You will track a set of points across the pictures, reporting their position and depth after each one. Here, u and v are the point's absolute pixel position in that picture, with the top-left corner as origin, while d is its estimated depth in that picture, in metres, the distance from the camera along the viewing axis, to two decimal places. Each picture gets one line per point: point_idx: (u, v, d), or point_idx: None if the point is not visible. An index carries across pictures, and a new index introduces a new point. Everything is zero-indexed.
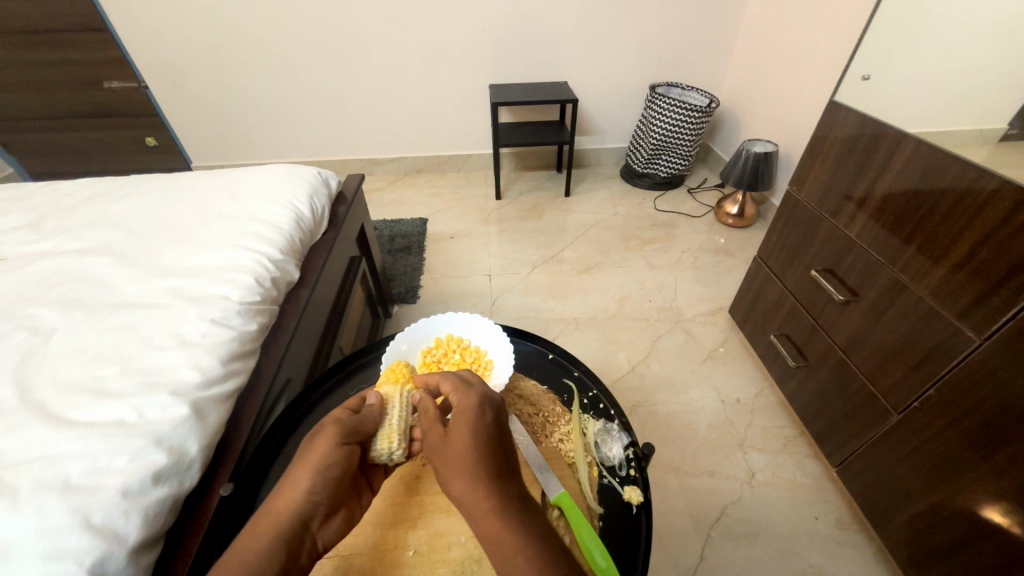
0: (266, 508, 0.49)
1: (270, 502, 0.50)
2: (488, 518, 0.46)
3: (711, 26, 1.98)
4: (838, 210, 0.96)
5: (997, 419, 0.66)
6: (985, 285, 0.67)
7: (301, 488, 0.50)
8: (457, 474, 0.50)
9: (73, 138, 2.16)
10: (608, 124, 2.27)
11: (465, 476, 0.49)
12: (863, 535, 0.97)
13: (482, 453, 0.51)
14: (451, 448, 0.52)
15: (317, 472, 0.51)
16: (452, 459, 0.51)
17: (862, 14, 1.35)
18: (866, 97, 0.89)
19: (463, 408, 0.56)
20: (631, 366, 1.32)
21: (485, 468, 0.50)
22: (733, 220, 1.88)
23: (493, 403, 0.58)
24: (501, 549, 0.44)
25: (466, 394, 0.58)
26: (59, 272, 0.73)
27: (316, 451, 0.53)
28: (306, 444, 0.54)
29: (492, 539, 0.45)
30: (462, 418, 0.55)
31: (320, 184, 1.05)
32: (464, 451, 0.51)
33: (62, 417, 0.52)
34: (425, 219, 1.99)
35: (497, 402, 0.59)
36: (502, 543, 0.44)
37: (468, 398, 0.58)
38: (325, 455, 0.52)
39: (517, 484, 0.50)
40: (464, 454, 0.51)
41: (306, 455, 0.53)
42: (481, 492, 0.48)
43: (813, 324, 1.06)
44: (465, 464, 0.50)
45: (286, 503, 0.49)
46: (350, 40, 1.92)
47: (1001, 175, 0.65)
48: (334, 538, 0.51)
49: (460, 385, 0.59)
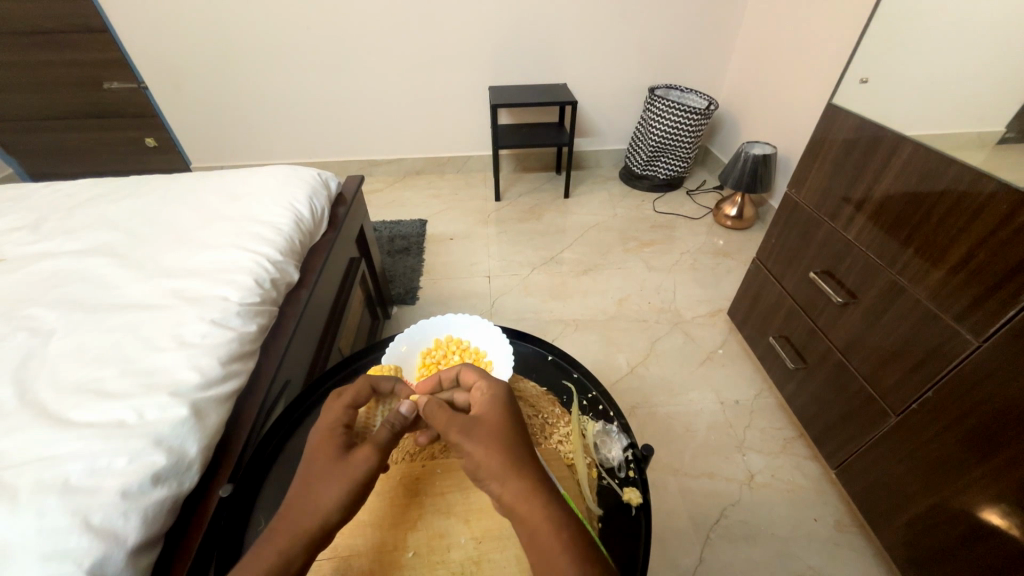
0: (300, 514, 0.48)
1: (306, 506, 0.48)
2: (525, 502, 0.47)
3: (710, 29, 1.99)
4: (837, 212, 0.96)
5: (996, 420, 0.66)
6: (984, 287, 0.68)
7: (341, 500, 0.49)
8: (490, 459, 0.50)
9: (72, 139, 2.16)
10: (607, 126, 2.28)
11: (500, 460, 0.49)
12: (861, 536, 0.97)
13: (510, 438, 0.52)
14: (478, 434, 0.52)
15: (359, 485, 0.51)
16: (480, 449, 0.50)
17: (858, 16, 1.36)
18: (864, 102, 0.90)
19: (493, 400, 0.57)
20: (631, 367, 1.33)
21: (513, 451, 0.50)
22: (732, 222, 1.88)
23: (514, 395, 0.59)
24: (540, 533, 0.45)
25: (491, 384, 0.59)
26: (58, 273, 0.72)
27: (358, 465, 0.52)
28: (343, 463, 0.52)
29: (531, 523, 0.46)
30: (489, 408, 0.56)
31: (321, 186, 1.05)
32: (493, 436, 0.52)
33: (62, 418, 0.52)
34: (425, 220, 1.99)
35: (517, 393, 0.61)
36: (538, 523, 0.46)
37: (493, 389, 0.58)
38: (363, 467, 0.52)
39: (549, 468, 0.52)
40: (492, 443, 0.51)
41: (341, 475, 0.51)
42: (516, 477, 0.48)
43: (812, 327, 1.06)
44: (500, 454, 0.50)
45: (324, 510, 0.48)
46: (350, 41, 1.93)
47: (998, 178, 0.65)
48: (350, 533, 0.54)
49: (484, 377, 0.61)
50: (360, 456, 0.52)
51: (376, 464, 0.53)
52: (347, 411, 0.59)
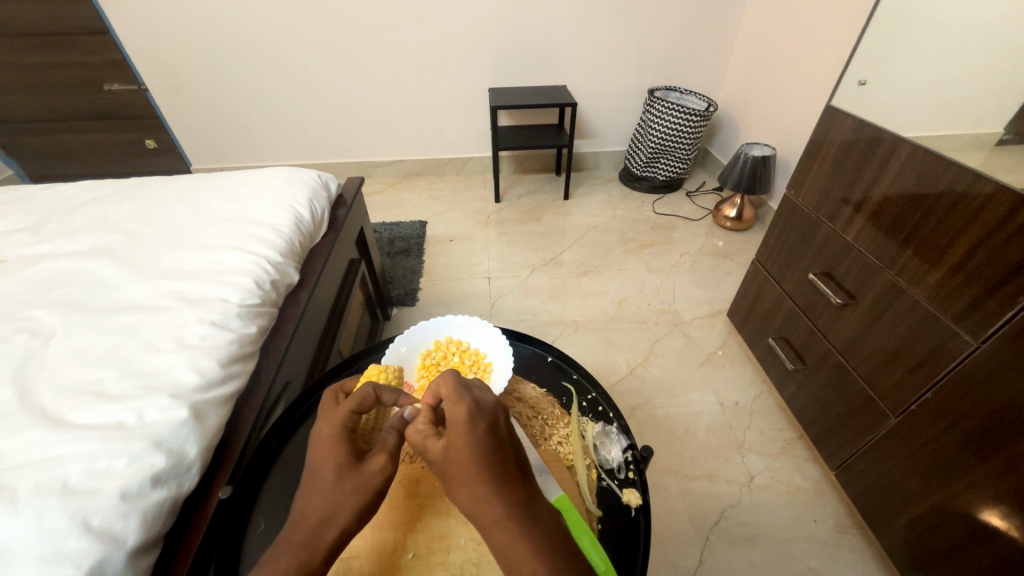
0: (321, 520, 0.50)
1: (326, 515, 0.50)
2: (497, 528, 0.47)
3: (709, 31, 1.99)
4: (835, 213, 0.96)
5: (995, 421, 0.66)
6: (982, 289, 0.68)
7: (360, 507, 0.51)
8: (460, 489, 0.50)
9: (72, 141, 2.16)
10: (606, 127, 2.28)
11: (471, 489, 0.49)
12: (861, 537, 0.97)
13: (479, 463, 0.50)
14: (450, 461, 0.51)
15: (373, 494, 0.52)
16: (455, 478, 0.51)
17: (857, 17, 1.36)
18: (861, 104, 0.91)
19: (455, 426, 0.53)
20: (630, 369, 1.33)
21: (483, 477, 0.49)
22: (731, 224, 1.89)
23: (483, 414, 0.54)
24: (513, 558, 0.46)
25: (456, 401, 0.55)
26: (58, 275, 0.73)
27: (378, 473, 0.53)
28: (356, 472, 0.53)
29: (501, 549, 0.47)
30: (452, 434, 0.52)
31: (320, 187, 1.05)
32: (461, 464, 0.50)
33: (61, 419, 0.52)
34: (425, 222, 2.00)
35: (489, 408, 0.55)
36: (510, 549, 0.46)
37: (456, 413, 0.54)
38: (379, 477, 0.53)
39: (525, 490, 0.50)
40: (462, 471, 0.50)
41: (357, 483, 0.52)
42: (488, 503, 0.48)
43: (811, 328, 1.06)
44: (463, 495, 0.50)
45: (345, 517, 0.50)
46: (349, 43, 1.93)
47: (996, 179, 0.65)
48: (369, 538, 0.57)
49: (451, 395, 0.56)
50: (376, 466, 0.53)
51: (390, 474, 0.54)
52: (352, 416, 0.58)
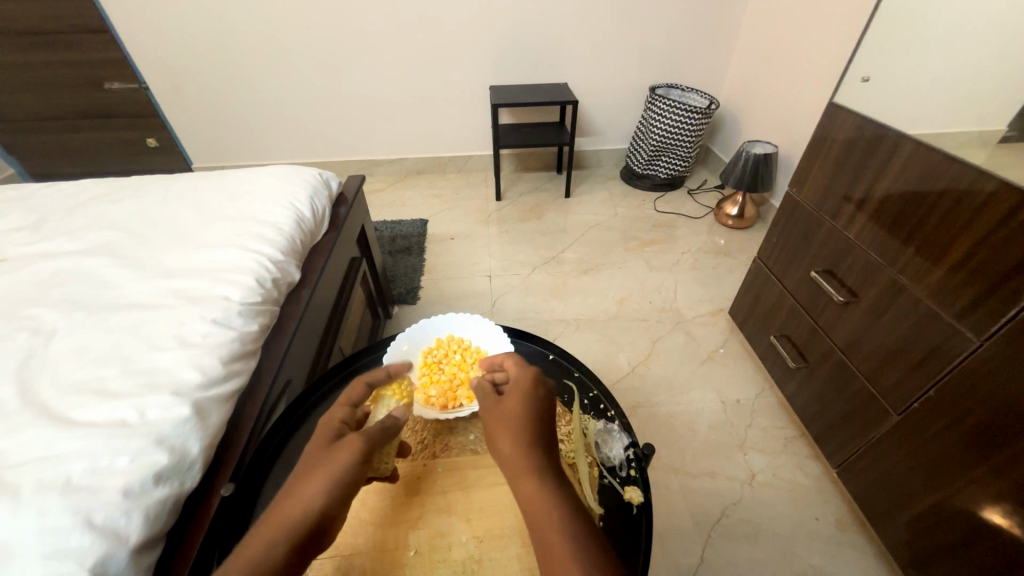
0: (284, 504, 0.47)
1: (291, 498, 0.47)
2: (538, 510, 0.44)
3: (711, 28, 1.98)
4: (837, 211, 0.96)
5: (996, 419, 0.66)
6: (986, 285, 0.67)
7: (329, 490, 0.48)
8: (506, 434, 0.51)
9: (72, 140, 2.16)
10: (607, 125, 2.28)
11: (511, 437, 0.51)
12: (863, 535, 0.97)
13: (526, 430, 0.51)
14: (502, 418, 0.53)
15: (341, 475, 0.49)
16: (500, 421, 0.53)
17: (859, 15, 1.36)
18: (865, 100, 0.90)
19: (519, 381, 0.58)
20: (631, 367, 1.33)
21: (535, 447, 0.50)
22: (733, 222, 1.88)
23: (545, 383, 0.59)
24: (545, 532, 0.43)
25: (525, 370, 0.60)
26: (60, 273, 0.73)
27: (344, 453, 0.51)
28: (325, 455, 0.52)
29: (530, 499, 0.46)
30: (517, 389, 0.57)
31: (322, 185, 1.05)
32: (517, 429, 0.51)
33: (63, 417, 0.52)
34: (426, 220, 1.99)
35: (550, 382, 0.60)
36: (546, 526, 0.43)
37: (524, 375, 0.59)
38: (349, 457, 0.51)
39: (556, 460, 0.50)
40: (514, 437, 0.51)
41: (324, 464, 0.50)
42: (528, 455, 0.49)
43: (813, 326, 1.06)
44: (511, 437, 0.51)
45: (309, 498, 0.47)
46: (349, 40, 1.92)
47: (1000, 176, 0.65)
48: (371, 539, 0.58)
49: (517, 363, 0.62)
50: (348, 445, 0.52)
51: (362, 452, 0.52)
52: (350, 409, 0.59)
